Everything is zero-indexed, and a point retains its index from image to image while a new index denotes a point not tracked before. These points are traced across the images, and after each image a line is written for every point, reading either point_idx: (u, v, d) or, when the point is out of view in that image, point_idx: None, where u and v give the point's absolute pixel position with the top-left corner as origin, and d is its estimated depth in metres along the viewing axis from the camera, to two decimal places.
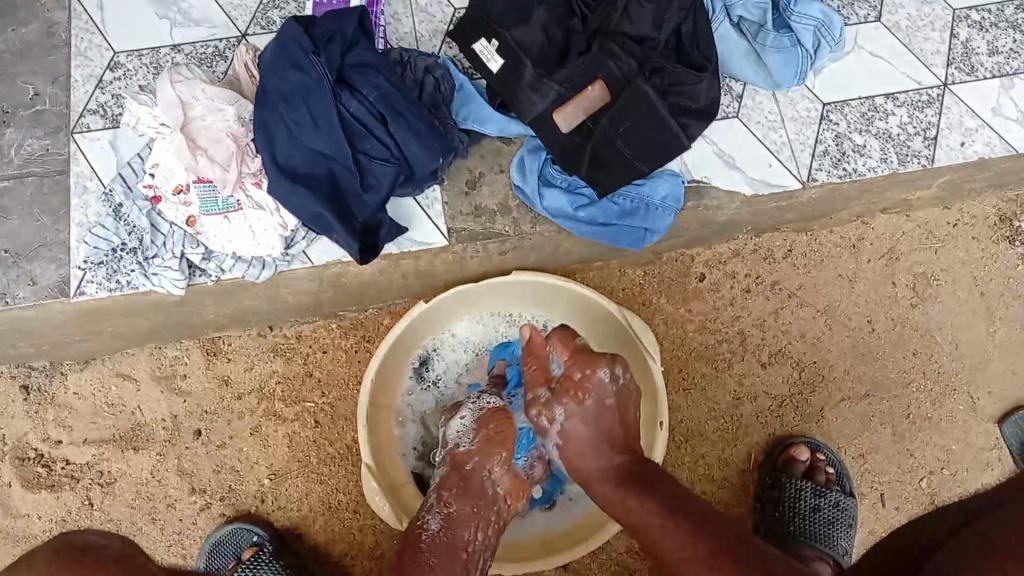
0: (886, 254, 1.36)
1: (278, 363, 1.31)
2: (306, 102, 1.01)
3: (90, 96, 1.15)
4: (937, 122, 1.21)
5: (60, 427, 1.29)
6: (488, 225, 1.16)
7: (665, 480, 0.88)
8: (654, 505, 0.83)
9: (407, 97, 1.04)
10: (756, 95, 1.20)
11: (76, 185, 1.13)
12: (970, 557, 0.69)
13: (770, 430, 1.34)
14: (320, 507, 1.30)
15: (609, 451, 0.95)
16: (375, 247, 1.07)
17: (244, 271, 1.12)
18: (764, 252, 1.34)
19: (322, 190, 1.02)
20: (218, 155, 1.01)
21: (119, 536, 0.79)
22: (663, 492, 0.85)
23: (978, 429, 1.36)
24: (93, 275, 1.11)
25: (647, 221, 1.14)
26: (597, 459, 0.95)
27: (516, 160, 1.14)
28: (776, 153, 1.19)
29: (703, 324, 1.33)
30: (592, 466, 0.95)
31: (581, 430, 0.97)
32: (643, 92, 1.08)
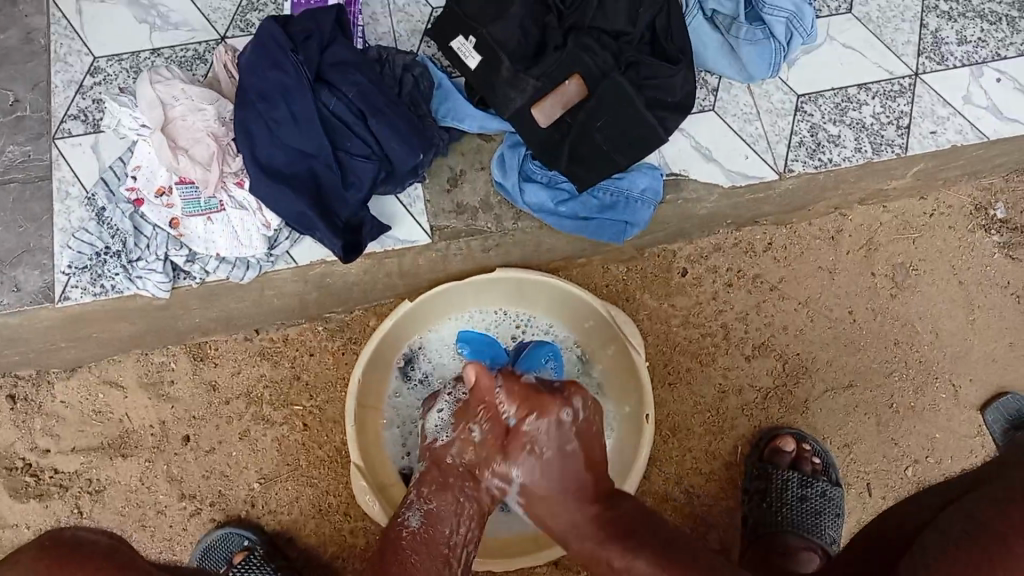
0: (865, 245, 1.37)
1: (265, 366, 1.31)
2: (286, 101, 1.02)
3: (72, 103, 1.16)
4: (909, 111, 1.23)
5: (47, 437, 1.28)
6: (469, 222, 1.17)
7: (640, 518, 0.92)
8: (617, 545, 0.88)
9: (386, 95, 1.06)
10: (732, 88, 1.22)
11: (60, 192, 1.13)
12: (960, 532, 0.71)
13: (756, 422, 1.35)
14: (309, 511, 1.30)
15: (581, 500, 0.94)
16: (358, 246, 1.08)
17: (228, 272, 1.12)
18: (746, 246, 1.35)
19: (303, 188, 1.03)
20: (200, 154, 1.02)
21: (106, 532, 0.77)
22: (613, 503, 0.94)
23: (961, 417, 1.37)
24: (77, 280, 1.11)
25: (627, 214, 1.16)
26: (573, 502, 0.94)
27: (496, 156, 1.15)
28: (752, 145, 1.20)
29: (687, 318, 1.34)
30: (566, 525, 0.93)
31: (546, 487, 0.95)
32: (620, 86, 1.09)
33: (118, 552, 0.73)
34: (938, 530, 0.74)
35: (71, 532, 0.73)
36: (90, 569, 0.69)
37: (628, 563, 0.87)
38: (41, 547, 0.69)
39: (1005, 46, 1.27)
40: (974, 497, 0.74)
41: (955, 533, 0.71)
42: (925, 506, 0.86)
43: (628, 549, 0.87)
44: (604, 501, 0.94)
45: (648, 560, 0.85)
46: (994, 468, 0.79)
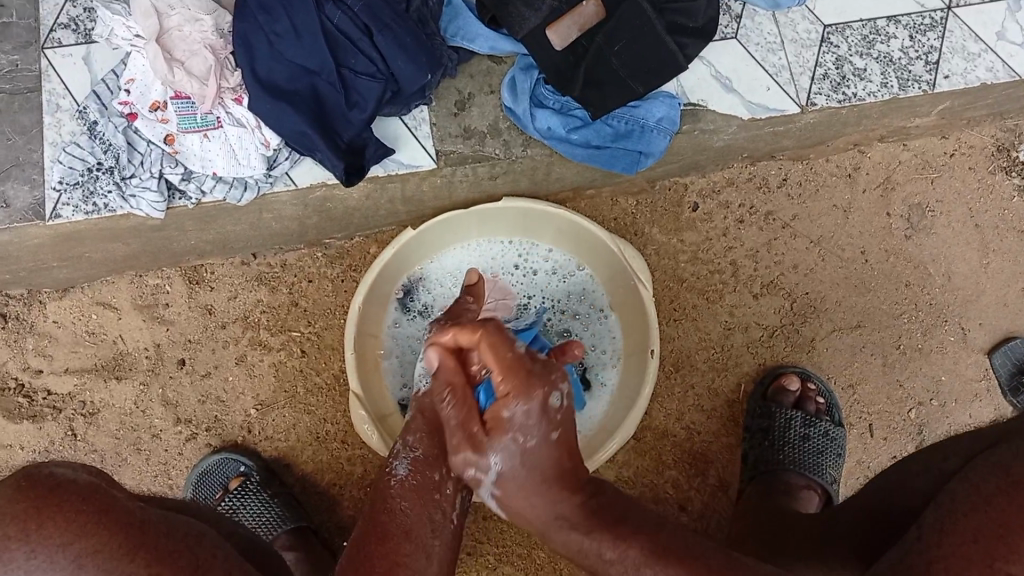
0: (882, 184, 1.33)
1: (263, 291, 1.28)
2: (288, 14, 0.96)
3: (61, 10, 1.09)
4: (939, 46, 1.18)
5: (40, 357, 1.26)
6: (477, 148, 1.12)
7: (626, 509, 0.76)
8: (635, 551, 0.70)
9: (393, 9, 1.00)
10: (756, 15, 1.16)
11: (49, 105, 1.07)
12: (987, 492, 0.63)
13: (760, 361, 1.33)
14: (306, 438, 1.29)
15: (551, 489, 0.74)
16: (361, 169, 1.02)
17: (225, 193, 1.07)
18: (759, 182, 1.31)
19: (305, 107, 0.98)
20: (196, 69, 0.97)
21: (85, 466, 0.72)
22: (612, 518, 0.73)
23: (968, 360, 1.36)
24: (69, 197, 1.06)
25: (642, 143, 1.11)
26: (540, 500, 0.74)
27: (507, 78, 1.10)
28: (774, 76, 1.15)
29: (695, 255, 1.31)
30: (540, 519, 0.75)
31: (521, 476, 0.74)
32: (640, 8, 1.03)
33: (101, 491, 0.67)
34: (962, 484, 0.66)
35: (46, 469, 0.68)
36: (70, 516, 0.64)
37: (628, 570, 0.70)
38: (16, 489, 0.64)
39: None
40: (1005, 450, 0.66)
41: (982, 492, 0.63)
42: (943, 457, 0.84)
43: (633, 560, 0.70)
44: (576, 485, 0.76)
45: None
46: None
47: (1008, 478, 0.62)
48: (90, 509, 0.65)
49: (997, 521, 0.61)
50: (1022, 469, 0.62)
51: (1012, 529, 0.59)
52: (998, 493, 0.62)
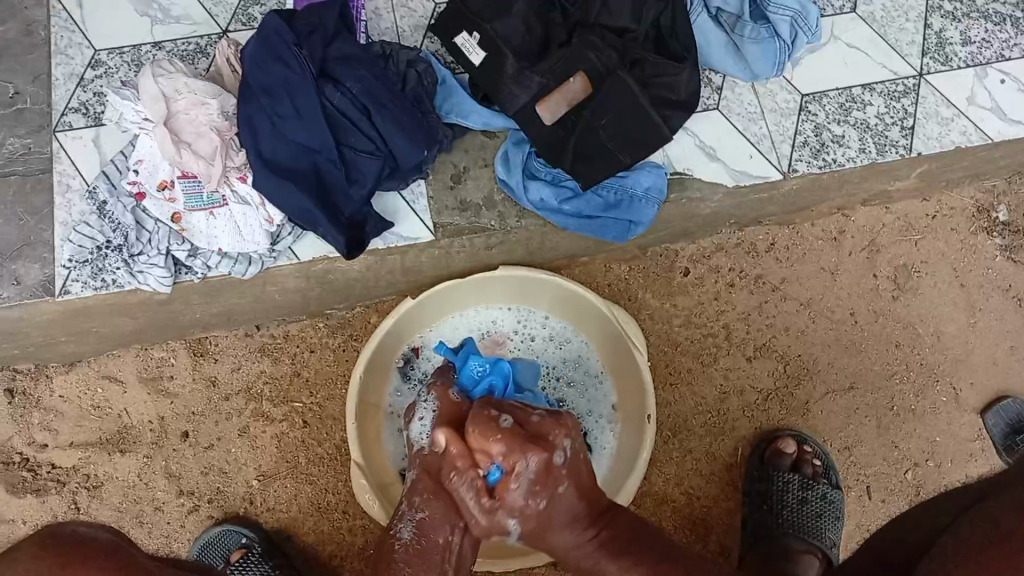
0: (867, 246, 1.37)
1: (265, 363, 1.30)
2: (291, 96, 1.01)
3: (72, 95, 1.15)
4: (914, 112, 1.23)
5: (45, 431, 1.28)
6: (472, 219, 1.16)
7: (639, 535, 0.88)
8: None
9: (390, 91, 1.06)
10: (736, 87, 1.21)
11: (61, 185, 1.12)
12: (975, 545, 0.68)
13: (756, 424, 1.35)
14: (307, 509, 1.30)
15: (581, 524, 0.87)
16: (362, 243, 1.07)
17: (229, 268, 1.11)
18: (748, 246, 1.35)
19: (307, 184, 1.02)
20: (203, 149, 1.02)
21: (109, 527, 0.73)
22: (625, 551, 0.85)
23: (962, 420, 1.37)
24: (79, 274, 1.10)
25: (632, 213, 1.16)
26: (570, 532, 0.86)
27: (500, 152, 1.15)
28: (757, 145, 1.20)
29: (688, 319, 1.34)
30: (565, 548, 0.86)
31: (567, 495, 0.86)
32: (624, 84, 1.09)
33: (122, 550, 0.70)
34: (953, 539, 0.71)
35: (71, 529, 0.69)
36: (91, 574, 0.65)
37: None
38: (37, 551, 0.65)
39: (1009, 46, 1.27)
40: (989, 506, 0.71)
41: (971, 544, 0.68)
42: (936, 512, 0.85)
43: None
44: (600, 518, 0.88)
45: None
46: (1016, 471, 0.76)
47: (997, 533, 0.67)
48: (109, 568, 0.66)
49: (987, 571, 0.65)
50: (1008, 523, 0.67)
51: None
52: (988, 546, 0.67)
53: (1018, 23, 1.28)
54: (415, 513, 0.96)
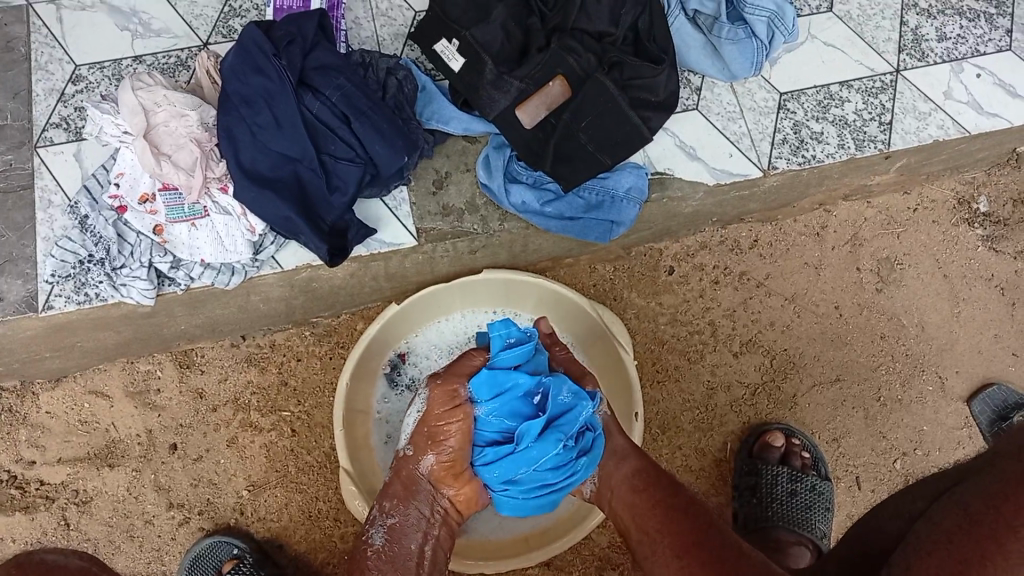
0: (849, 241, 1.38)
1: (252, 372, 1.30)
2: (270, 105, 1.01)
3: (53, 111, 1.15)
4: (891, 106, 1.24)
5: (33, 448, 1.27)
6: (455, 224, 1.16)
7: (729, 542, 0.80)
8: (675, 514, 0.86)
9: (369, 98, 1.06)
10: (715, 87, 1.22)
11: (42, 201, 1.12)
12: (948, 530, 0.69)
13: (745, 419, 1.35)
14: (298, 517, 1.29)
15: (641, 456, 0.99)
16: (344, 249, 1.07)
17: (213, 278, 1.11)
18: (731, 244, 1.36)
19: (288, 192, 1.02)
20: (182, 160, 1.01)
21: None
22: (670, 484, 0.93)
23: (948, 409, 1.38)
24: (62, 289, 1.10)
25: (613, 213, 1.16)
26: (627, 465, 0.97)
27: (481, 157, 1.15)
28: (736, 143, 1.21)
29: (675, 317, 1.35)
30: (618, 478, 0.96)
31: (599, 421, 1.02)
32: (604, 86, 1.09)
33: None
34: (926, 525, 0.72)
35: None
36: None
37: (658, 515, 0.87)
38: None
39: (984, 41, 1.29)
40: (959, 491, 0.72)
41: (943, 530, 0.69)
42: (922, 501, 0.86)
43: (659, 505, 0.88)
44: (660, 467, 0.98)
45: (675, 528, 0.84)
46: (989, 454, 0.77)
47: (968, 518, 0.68)
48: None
49: (958, 557, 0.66)
50: (977, 507, 0.68)
51: (975, 563, 0.65)
52: (959, 531, 0.68)
53: (991, 19, 1.30)
54: (382, 508, 1.00)
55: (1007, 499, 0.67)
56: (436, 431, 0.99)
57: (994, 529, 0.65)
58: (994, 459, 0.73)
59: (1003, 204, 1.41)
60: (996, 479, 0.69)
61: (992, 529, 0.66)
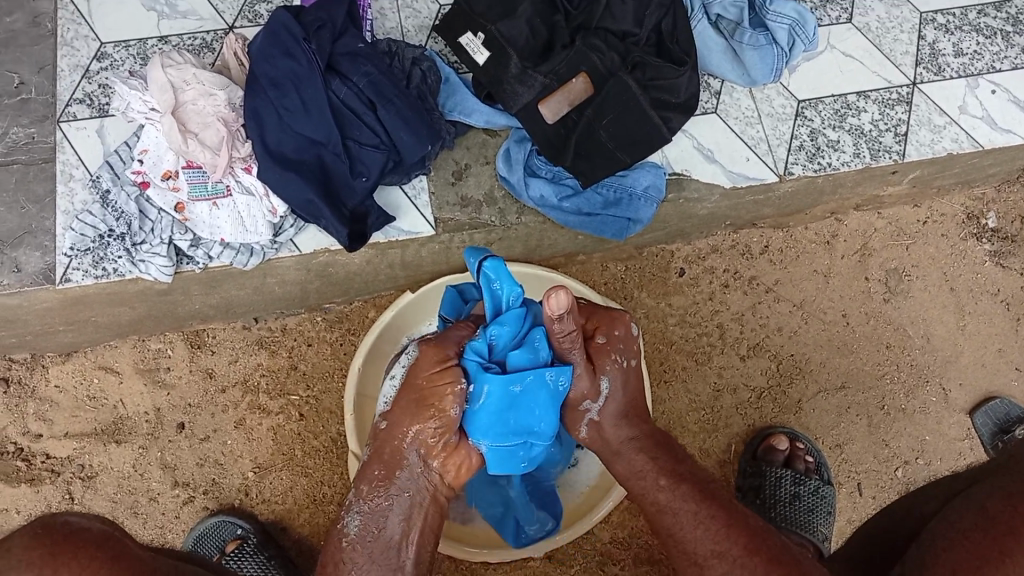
0: (859, 249, 1.40)
1: (262, 355, 1.31)
2: (297, 88, 1.02)
3: (77, 86, 1.16)
4: (908, 118, 1.26)
5: (40, 421, 1.27)
6: (474, 215, 1.17)
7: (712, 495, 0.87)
8: (687, 488, 0.87)
9: (396, 85, 1.07)
10: (734, 92, 1.24)
11: (63, 174, 1.13)
12: (964, 527, 0.69)
13: (750, 422, 1.36)
14: (303, 501, 1.30)
15: (637, 420, 0.95)
16: (363, 235, 1.08)
17: (232, 258, 1.12)
18: (742, 249, 1.37)
19: (312, 176, 1.04)
20: (209, 139, 1.03)
21: (102, 516, 0.78)
22: (671, 456, 0.92)
23: (950, 419, 1.39)
24: (80, 262, 1.10)
25: (630, 211, 1.18)
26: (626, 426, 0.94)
27: (503, 149, 1.16)
28: (754, 147, 1.22)
29: (683, 319, 1.36)
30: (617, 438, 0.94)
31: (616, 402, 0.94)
32: (627, 85, 1.10)
33: (112, 542, 0.73)
34: (943, 521, 0.72)
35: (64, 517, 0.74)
36: (82, 561, 0.69)
37: (672, 495, 0.87)
38: (33, 535, 0.70)
39: (1000, 58, 1.31)
40: (979, 489, 0.73)
41: (960, 526, 0.69)
42: (933, 500, 0.88)
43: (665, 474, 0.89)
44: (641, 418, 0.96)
45: (690, 498, 0.86)
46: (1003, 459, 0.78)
47: (986, 515, 0.69)
48: (104, 557, 0.71)
49: (976, 552, 0.67)
50: (996, 507, 0.69)
51: (992, 560, 0.65)
52: (977, 527, 0.69)
53: (1008, 36, 1.32)
54: (358, 490, 0.90)
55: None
56: (426, 394, 0.86)
57: (1011, 525, 0.67)
58: (1011, 464, 0.74)
59: (1011, 220, 1.43)
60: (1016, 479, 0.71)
61: (1010, 525, 0.67)
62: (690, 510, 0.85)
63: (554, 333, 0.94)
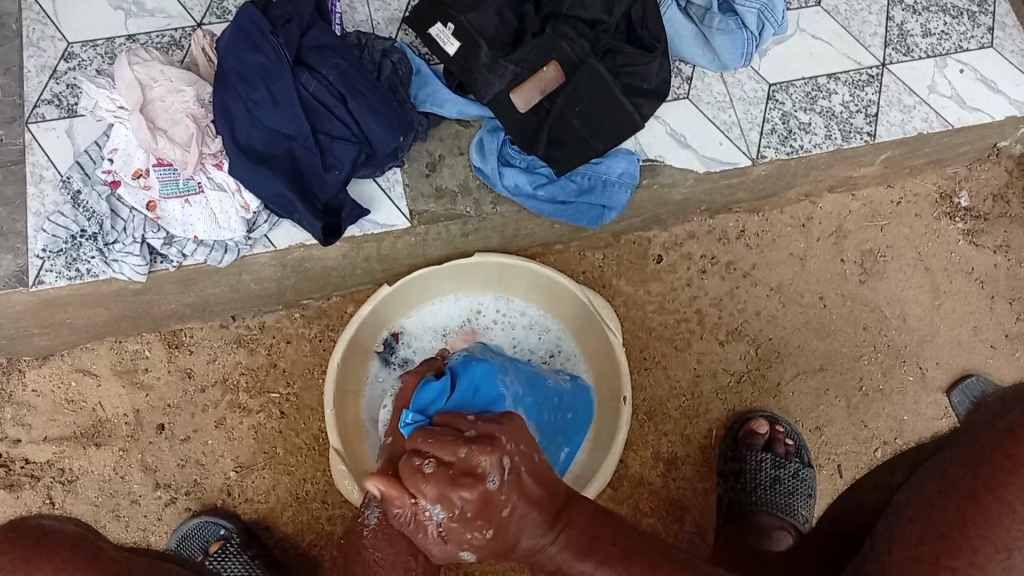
0: (834, 232, 1.41)
1: (241, 354, 1.30)
2: (266, 82, 1.02)
3: (45, 87, 1.15)
4: (877, 99, 1.27)
5: (19, 427, 1.26)
6: (449, 207, 1.17)
7: (597, 519, 0.78)
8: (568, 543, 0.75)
9: (366, 78, 1.06)
10: (705, 77, 1.24)
11: (33, 176, 1.12)
12: (929, 497, 0.66)
13: (729, 406, 1.37)
14: (286, 498, 1.29)
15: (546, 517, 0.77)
16: (337, 229, 1.08)
17: (206, 256, 1.11)
18: (719, 234, 1.38)
19: (283, 170, 1.03)
20: (179, 135, 1.02)
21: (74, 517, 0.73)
22: (535, 517, 0.77)
23: (929, 398, 1.41)
24: (52, 264, 1.09)
25: (604, 198, 1.18)
26: (532, 529, 0.76)
27: (475, 139, 1.16)
28: (726, 132, 1.23)
29: (661, 305, 1.36)
30: (512, 546, 0.77)
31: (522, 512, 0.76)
32: (596, 72, 1.10)
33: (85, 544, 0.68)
34: (908, 494, 0.69)
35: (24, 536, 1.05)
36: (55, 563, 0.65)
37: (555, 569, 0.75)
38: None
39: (967, 38, 1.32)
40: (941, 458, 0.70)
41: (924, 496, 0.66)
42: (898, 469, 0.89)
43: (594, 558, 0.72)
44: (558, 519, 0.78)
45: (570, 548, 0.75)
46: (966, 425, 0.75)
47: (948, 482, 0.66)
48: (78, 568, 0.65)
49: (938, 522, 0.64)
50: (957, 472, 0.65)
51: (956, 526, 0.62)
52: (939, 496, 0.65)
53: (974, 17, 1.33)
54: None
55: (983, 460, 0.64)
56: (423, 408, 1.01)
57: (970, 489, 0.63)
58: (971, 429, 0.71)
59: (984, 199, 1.44)
60: (975, 445, 0.67)
61: (972, 488, 0.63)
62: (577, 572, 0.73)
63: (428, 437, 0.77)
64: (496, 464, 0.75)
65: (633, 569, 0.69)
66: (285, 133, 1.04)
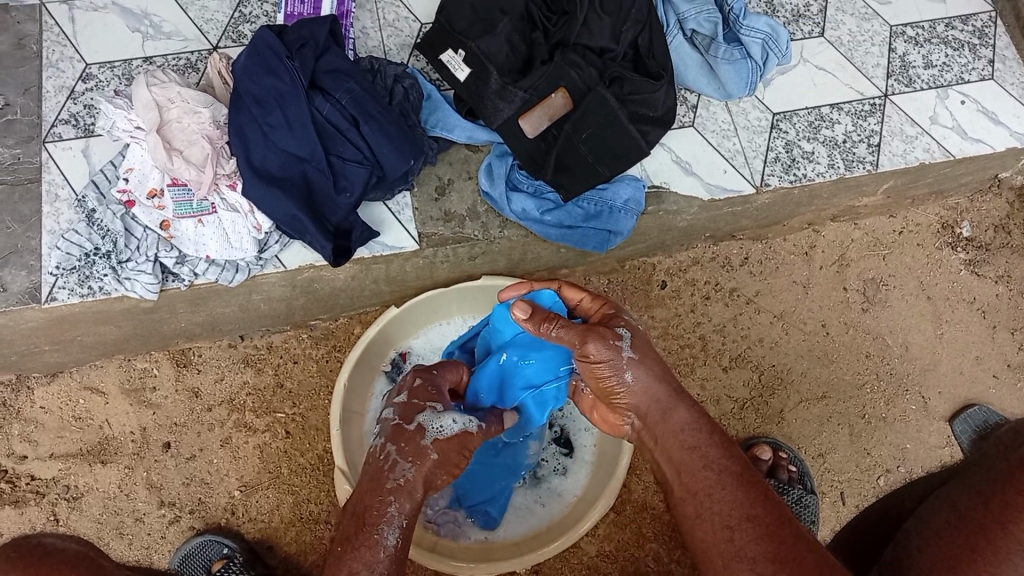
0: (837, 260, 1.42)
1: (248, 373, 1.31)
2: (281, 106, 1.04)
3: (63, 107, 1.17)
4: (880, 130, 1.29)
5: (25, 443, 1.27)
6: (457, 230, 1.19)
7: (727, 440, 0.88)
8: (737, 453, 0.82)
9: (379, 102, 1.09)
10: (710, 105, 1.27)
11: (48, 194, 1.14)
12: (939, 526, 0.74)
13: (733, 432, 1.38)
14: (289, 519, 1.30)
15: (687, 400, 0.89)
16: (348, 250, 1.09)
17: (217, 275, 1.13)
18: (722, 261, 1.39)
19: (296, 192, 1.05)
20: (194, 156, 1.04)
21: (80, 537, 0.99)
22: (726, 436, 0.85)
23: (931, 427, 1.41)
24: (65, 281, 1.11)
25: (611, 222, 1.19)
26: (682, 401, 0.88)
27: (484, 164, 1.19)
28: (730, 160, 1.25)
29: (665, 330, 1.37)
30: (664, 405, 0.88)
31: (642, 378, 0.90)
32: (604, 99, 1.12)
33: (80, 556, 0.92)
34: (917, 521, 0.78)
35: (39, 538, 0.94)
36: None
37: (716, 476, 0.79)
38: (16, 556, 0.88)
39: (968, 71, 1.34)
40: (953, 486, 0.78)
41: (935, 526, 0.74)
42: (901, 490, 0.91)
43: (718, 465, 0.80)
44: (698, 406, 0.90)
45: (738, 462, 0.81)
46: (976, 454, 0.82)
47: (958, 514, 0.74)
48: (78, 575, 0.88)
49: (949, 553, 0.72)
50: (968, 504, 0.73)
51: (964, 557, 0.70)
52: (949, 526, 0.73)
53: (975, 49, 1.36)
54: (399, 505, 0.84)
55: (994, 493, 0.72)
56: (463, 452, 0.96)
57: (982, 524, 0.71)
58: (980, 460, 0.78)
59: (985, 229, 1.46)
60: (983, 476, 0.75)
61: (981, 522, 0.71)
62: (735, 473, 0.79)
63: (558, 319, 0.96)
64: (634, 332, 0.94)
65: (766, 491, 0.78)
66: (298, 155, 1.06)
